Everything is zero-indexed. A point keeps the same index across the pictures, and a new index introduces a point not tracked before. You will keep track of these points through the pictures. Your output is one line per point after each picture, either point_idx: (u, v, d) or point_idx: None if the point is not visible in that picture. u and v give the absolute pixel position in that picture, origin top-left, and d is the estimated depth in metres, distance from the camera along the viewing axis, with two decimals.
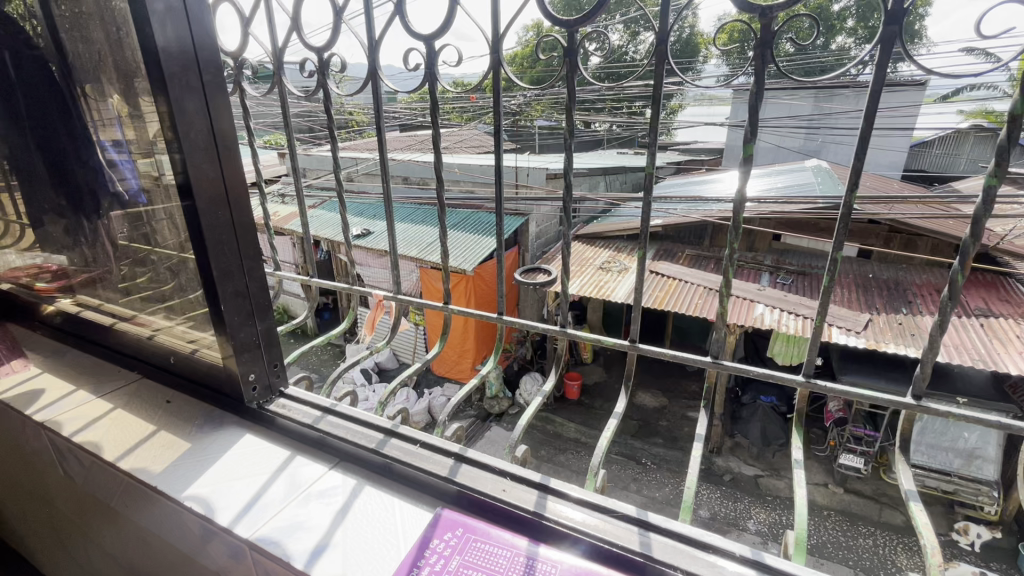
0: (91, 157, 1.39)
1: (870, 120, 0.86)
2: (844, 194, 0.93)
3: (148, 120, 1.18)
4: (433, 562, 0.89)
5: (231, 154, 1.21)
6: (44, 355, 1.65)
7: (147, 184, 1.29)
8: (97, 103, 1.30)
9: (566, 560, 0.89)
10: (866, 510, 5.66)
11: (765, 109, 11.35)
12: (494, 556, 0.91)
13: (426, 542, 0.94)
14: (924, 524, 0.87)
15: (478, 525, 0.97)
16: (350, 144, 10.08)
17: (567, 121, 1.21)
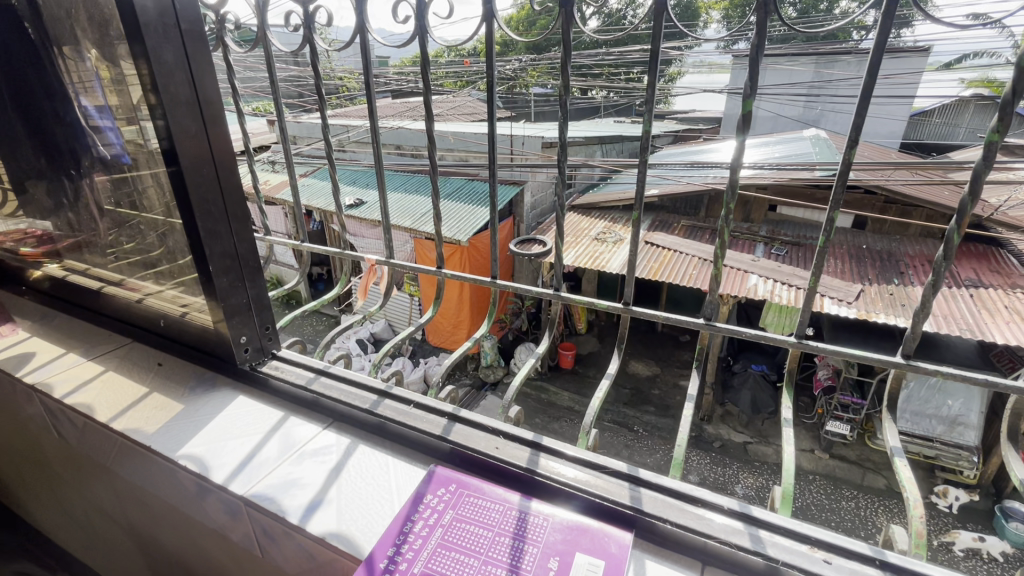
0: (72, 120, 1.34)
1: (874, 78, 0.83)
2: (843, 152, 0.91)
3: (127, 75, 1.13)
4: (426, 516, 0.91)
5: (215, 110, 1.16)
6: (33, 320, 1.64)
7: (132, 150, 1.26)
8: (75, 63, 1.25)
9: (558, 515, 0.91)
10: (850, 474, 5.83)
11: (766, 76, 11.11)
12: (487, 510, 0.92)
13: (419, 497, 0.95)
14: (908, 478, 0.90)
15: (471, 481, 0.98)
16: (341, 111, 9.83)
17: (563, 82, 1.17)
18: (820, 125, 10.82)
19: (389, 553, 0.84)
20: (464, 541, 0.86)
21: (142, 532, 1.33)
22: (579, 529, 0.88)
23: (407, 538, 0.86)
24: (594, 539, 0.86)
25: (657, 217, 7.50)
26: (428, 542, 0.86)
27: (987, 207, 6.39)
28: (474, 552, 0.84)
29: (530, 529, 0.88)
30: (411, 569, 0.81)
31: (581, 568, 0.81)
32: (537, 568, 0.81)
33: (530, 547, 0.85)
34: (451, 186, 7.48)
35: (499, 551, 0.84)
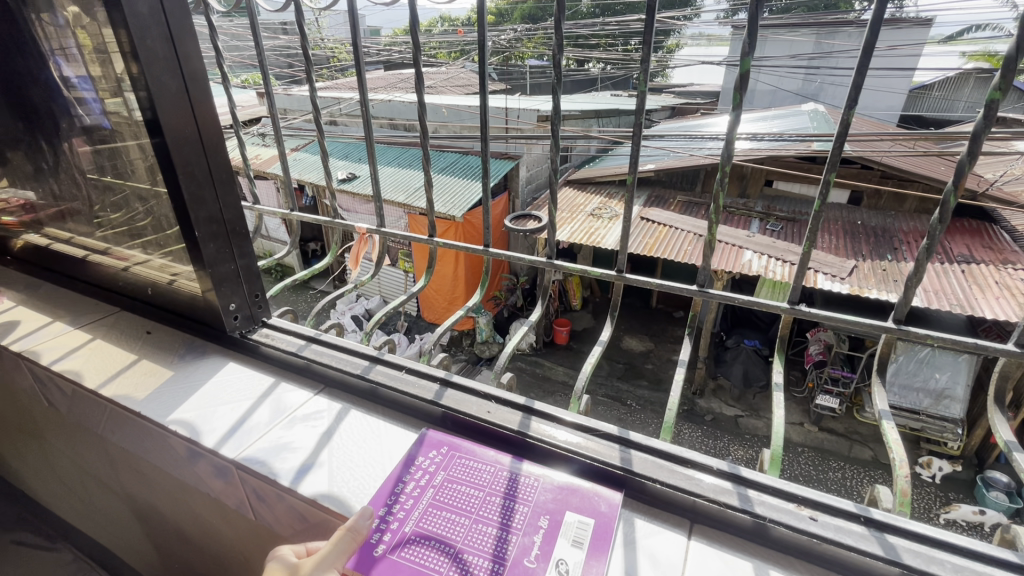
0: (52, 88, 1.30)
1: (873, 41, 0.80)
2: (840, 117, 0.89)
3: (103, 32, 1.08)
4: (418, 477, 0.91)
5: (195, 67, 1.11)
6: (18, 290, 1.62)
7: (116, 120, 1.22)
8: (53, 28, 1.21)
9: (548, 475, 0.91)
10: (838, 446, 5.96)
11: (765, 47, 10.90)
12: (478, 471, 0.93)
13: (410, 460, 0.95)
14: (895, 440, 0.91)
15: (462, 444, 0.99)
16: (331, 83, 9.60)
17: (558, 49, 1.13)
18: (819, 99, 10.68)
19: (380, 512, 0.84)
20: (455, 501, 0.87)
21: (136, 498, 1.34)
22: (568, 489, 0.89)
23: (398, 499, 0.87)
24: (584, 498, 0.87)
25: (652, 192, 7.45)
26: (420, 502, 0.87)
27: (983, 182, 6.38)
28: (465, 511, 0.85)
29: (521, 489, 0.89)
30: (402, 527, 0.82)
31: (571, 526, 0.82)
32: (527, 526, 0.82)
33: (520, 506, 0.85)
34: (445, 160, 7.38)
35: (490, 510, 0.85)
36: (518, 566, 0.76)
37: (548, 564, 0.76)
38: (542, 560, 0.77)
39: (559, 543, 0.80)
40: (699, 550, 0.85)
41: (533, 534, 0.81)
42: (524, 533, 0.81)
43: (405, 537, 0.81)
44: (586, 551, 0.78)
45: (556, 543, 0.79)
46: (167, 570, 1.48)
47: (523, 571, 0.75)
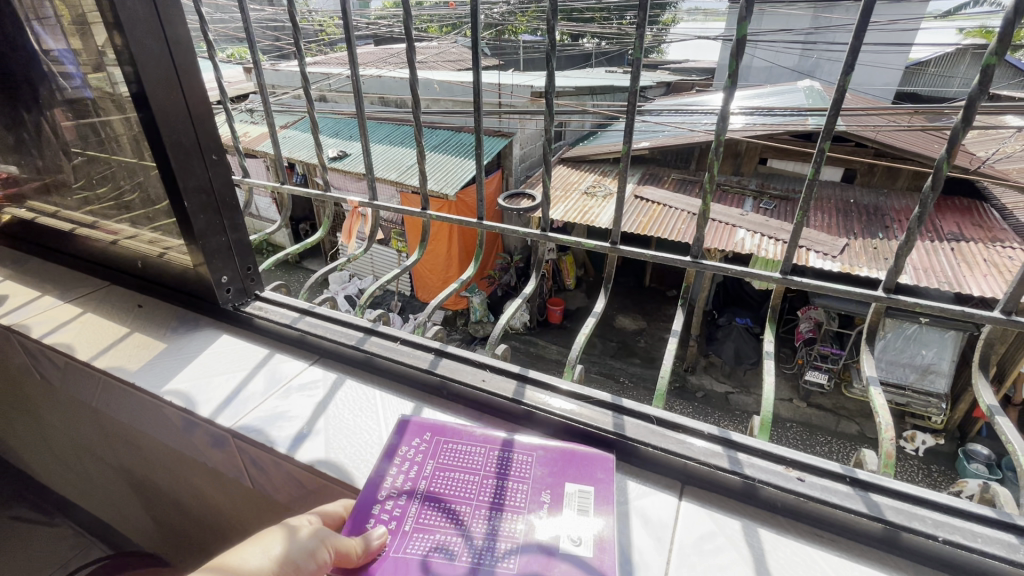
0: (31, 61, 1.27)
1: (868, 14, 0.79)
2: (834, 90, 0.88)
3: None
4: (405, 468, 0.87)
5: (179, 31, 1.07)
6: (5, 265, 1.60)
7: (99, 96, 1.20)
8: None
9: (539, 451, 0.91)
10: (825, 421, 6.09)
11: (762, 22, 10.74)
12: (470, 455, 0.91)
13: (394, 450, 0.91)
14: (881, 405, 0.93)
15: (447, 428, 0.96)
16: (320, 57, 9.37)
17: (550, 21, 1.10)
18: (815, 74, 10.58)
19: (376, 509, 0.80)
20: (452, 488, 0.84)
21: (133, 472, 1.35)
22: (561, 461, 0.89)
23: (390, 493, 0.83)
24: (581, 467, 0.88)
25: (647, 170, 7.40)
26: (415, 493, 0.83)
27: (975, 160, 6.40)
28: (464, 498, 0.83)
29: (515, 468, 0.88)
30: (402, 521, 0.78)
31: (574, 495, 0.83)
32: (532, 502, 0.82)
33: (520, 483, 0.85)
34: (438, 138, 7.27)
35: (491, 492, 0.84)
36: (531, 541, 0.76)
37: (560, 535, 0.77)
38: (553, 532, 0.77)
39: (565, 512, 0.81)
40: (690, 510, 0.87)
41: (537, 509, 0.81)
42: (531, 509, 0.81)
43: (407, 530, 0.77)
44: (593, 516, 0.79)
45: (563, 513, 0.80)
46: (167, 543, 1.50)
47: (536, 544, 0.75)
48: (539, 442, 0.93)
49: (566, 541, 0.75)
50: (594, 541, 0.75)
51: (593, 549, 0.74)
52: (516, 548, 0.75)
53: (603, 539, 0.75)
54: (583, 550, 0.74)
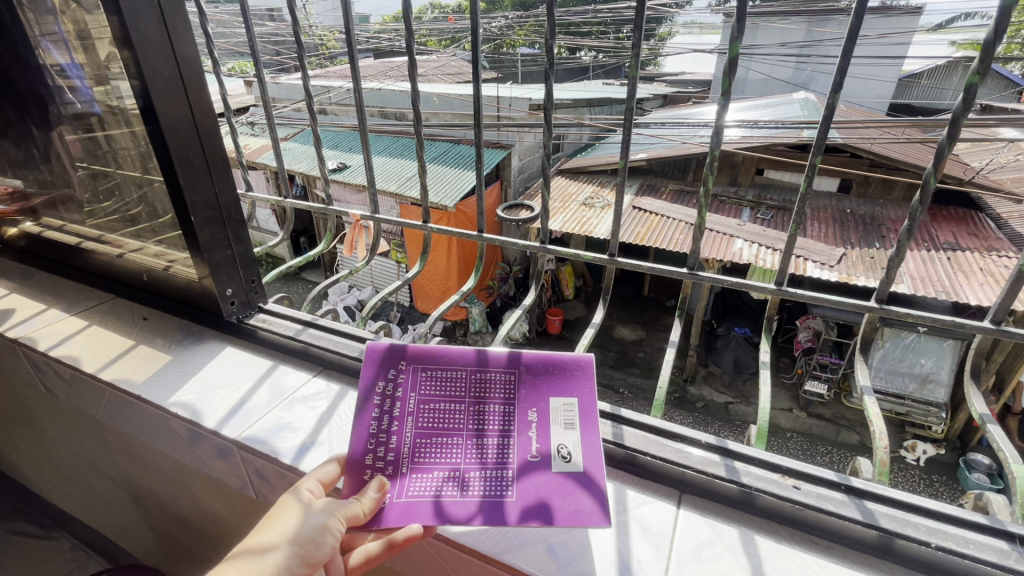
0: (39, 77, 1.30)
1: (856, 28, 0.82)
2: (826, 102, 0.90)
3: (92, 10, 1.07)
4: (391, 407, 0.91)
5: (188, 50, 1.10)
6: (11, 279, 1.61)
7: (104, 110, 1.22)
8: (39, 16, 1.20)
9: (515, 368, 0.96)
10: (825, 431, 6.08)
11: (757, 35, 10.90)
12: (449, 382, 0.94)
13: (372, 387, 0.93)
14: (875, 414, 0.94)
15: (421, 353, 0.97)
16: (322, 71, 9.48)
17: (549, 35, 1.13)
18: (810, 87, 10.72)
19: (370, 455, 0.86)
20: (438, 423, 0.90)
21: (133, 484, 1.35)
22: (538, 376, 0.95)
23: (379, 436, 0.88)
24: (558, 380, 0.94)
25: (645, 181, 7.47)
26: (404, 431, 0.89)
27: (969, 170, 6.47)
28: (452, 429, 0.90)
29: (496, 392, 0.94)
30: (398, 463, 0.85)
31: (557, 412, 0.91)
32: (520, 425, 0.90)
33: (505, 407, 0.92)
34: (437, 150, 7.33)
35: (478, 419, 0.91)
36: (525, 462, 0.85)
37: (550, 453, 0.85)
38: (544, 453, 0.86)
39: (552, 428, 0.89)
40: (688, 519, 0.88)
41: (524, 434, 0.88)
42: (519, 433, 0.89)
43: (405, 470, 0.84)
44: (578, 430, 0.88)
45: (550, 430, 0.89)
46: (167, 556, 1.50)
47: (530, 464, 0.84)
48: (512, 356, 0.97)
49: (556, 458, 0.85)
50: (580, 455, 0.85)
51: (581, 461, 0.84)
52: (513, 471, 0.84)
53: (589, 453, 0.85)
54: (573, 464, 0.84)
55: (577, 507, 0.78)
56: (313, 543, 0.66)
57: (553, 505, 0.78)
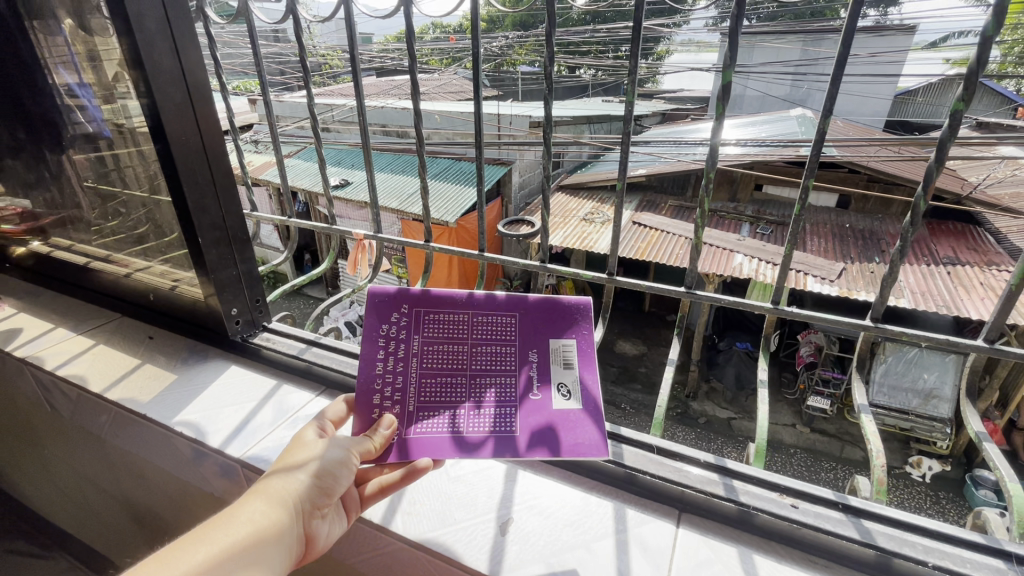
0: (49, 99, 1.33)
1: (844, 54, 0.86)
2: (817, 123, 0.95)
3: (107, 38, 1.11)
4: (395, 350, 0.91)
5: (197, 73, 1.14)
6: (18, 297, 1.63)
7: (113, 129, 1.26)
8: (52, 40, 1.24)
9: (518, 308, 0.95)
10: (829, 447, 6.04)
11: (754, 54, 11.08)
12: (452, 323, 0.94)
13: (375, 330, 0.92)
14: (872, 432, 0.95)
15: (423, 295, 0.95)
16: (325, 90, 9.64)
17: (547, 58, 1.17)
18: (806, 104, 10.87)
19: (376, 397, 0.87)
20: (442, 363, 0.91)
21: (135, 503, 1.35)
22: (541, 316, 0.94)
23: (384, 378, 0.89)
24: (559, 320, 0.94)
25: (644, 197, 7.53)
26: (410, 372, 0.90)
27: (967, 186, 6.52)
28: (455, 369, 0.90)
29: (498, 334, 0.93)
30: (404, 403, 0.87)
31: (558, 351, 0.92)
32: (522, 364, 0.91)
33: (508, 346, 0.92)
34: (439, 166, 7.41)
35: (481, 358, 0.91)
36: (528, 400, 0.87)
37: (552, 390, 0.88)
38: (546, 390, 0.89)
39: (553, 367, 0.90)
40: (687, 537, 0.89)
41: (527, 374, 0.89)
42: (522, 371, 0.90)
43: (411, 409, 0.87)
44: (577, 369, 0.90)
45: (552, 369, 0.90)
46: None
47: (532, 403, 0.87)
48: (515, 296, 0.96)
49: (557, 396, 0.88)
50: (580, 392, 0.88)
51: (580, 399, 0.87)
52: (517, 408, 0.87)
53: (589, 391, 0.88)
54: (573, 401, 0.87)
55: (579, 443, 0.82)
56: (330, 476, 0.69)
57: (556, 439, 0.83)
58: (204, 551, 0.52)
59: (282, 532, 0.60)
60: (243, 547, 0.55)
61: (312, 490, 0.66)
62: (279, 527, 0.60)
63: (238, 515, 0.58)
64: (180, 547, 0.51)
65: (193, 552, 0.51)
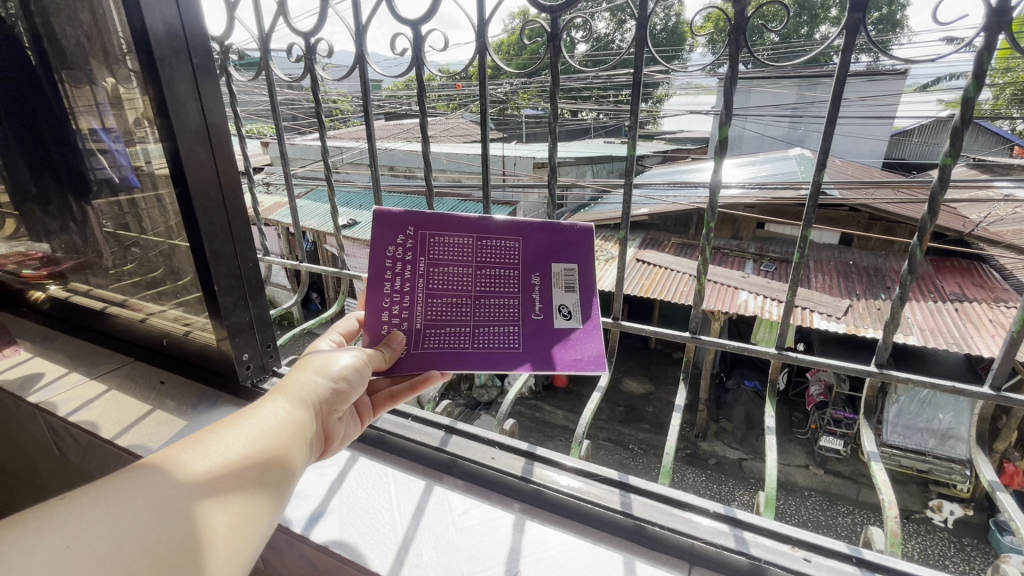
0: (76, 147, 1.40)
1: (836, 103, 0.95)
2: (815, 171, 1.01)
3: (138, 93, 1.18)
4: (401, 271, 0.99)
5: (219, 124, 1.20)
6: (35, 341, 1.67)
7: (136, 174, 1.32)
8: (82, 93, 1.31)
9: (522, 232, 1.02)
10: (845, 490, 5.86)
11: (751, 98, 11.44)
12: (457, 246, 1.01)
13: (382, 250, 0.98)
14: (883, 480, 0.99)
15: (426, 217, 1.00)
16: (336, 134, 9.97)
17: (552, 105, 1.21)
18: (804, 144, 11.12)
19: (385, 314, 0.97)
20: (447, 285, 1.00)
21: None
22: (544, 242, 1.03)
23: (392, 298, 0.98)
24: (560, 246, 1.03)
25: (648, 234, 7.63)
26: (416, 291, 0.99)
27: (968, 223, 6.58)
28: (460, 291, 1.00)
29: (503, 256, 1.02)
30: (413, 321, 0.98)
31: (560, 276, 1.02)
32: (525, 288, 1.02)
33: (511, 270, 1.02)
34: (445, 206, 7.58)
35: (485, 281, 1.01)
36: (532, 321, 1.01)
37: (553, 312, 1.01)
38: (547, 311, 1.02)
39: (555, 291, 1.02)
40: None
41: (528, 297, 1.01)
42: (525, 295, 1.01)
43: (419, 326, 0.98)
44: (578, 292, 1.02)
45: (554, 292, 1.02)
46: None
47: (533, 324, 1.00)
48: (519, 221, 1.02)
49: (559, 316, 1.01)
50: (579, 313, 1.01)
51: (580, 319, 1.01)
52: (521, 328, 1.00)
53: (586, 313, 1.02)
54: (573, 321, 1.01)
55: (576, 357, 0.97)
56: (343, 380, 0.76)
57: (555, 355, 0.98)
58: (241, 441, 0.58)
59: (306, 425, 0.66)
60: (272, 438, 0.61)
61: (327, 394, 0.73)
62: (305, 422, 0.66)
63: (264, 411, 0.64)
64: (216, 437, 0.57)
65: (227, 441, 0.57)
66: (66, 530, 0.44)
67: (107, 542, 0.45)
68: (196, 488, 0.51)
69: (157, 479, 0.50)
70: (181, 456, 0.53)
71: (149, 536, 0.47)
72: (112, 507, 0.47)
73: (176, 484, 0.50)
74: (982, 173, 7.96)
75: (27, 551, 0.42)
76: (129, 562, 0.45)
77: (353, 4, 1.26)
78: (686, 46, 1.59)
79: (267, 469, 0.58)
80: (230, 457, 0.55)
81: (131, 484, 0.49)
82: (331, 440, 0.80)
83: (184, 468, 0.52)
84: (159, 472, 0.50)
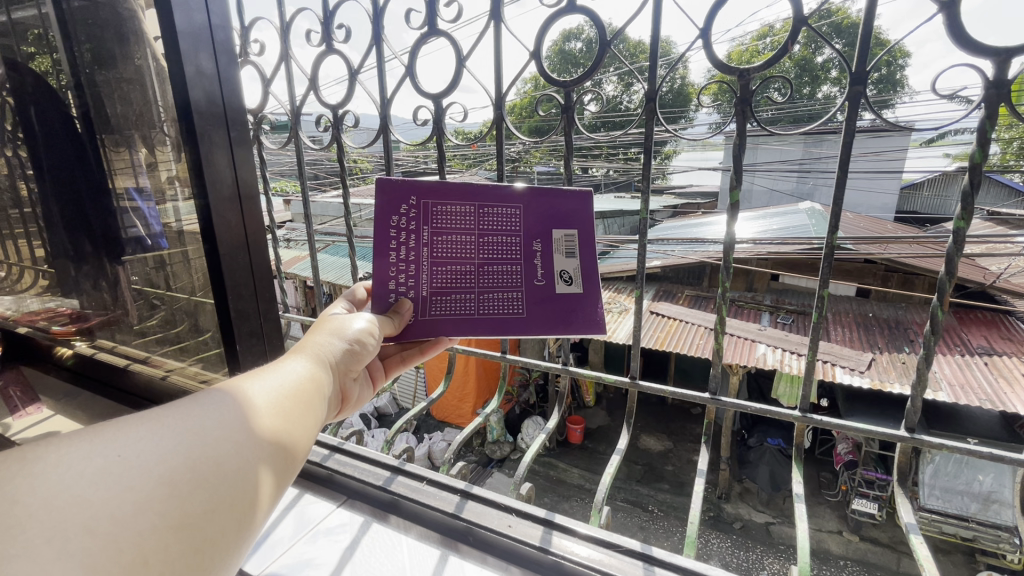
0: (110, 208, 1.46)
1: (846, 163, 0.97)
2: (828, 219, 1.01)
3: (175, 157, 1.26)
4: (405, 238, 1.02)
5: (249, 186, 1.25)
6: (57, 397, 1.72)
7: (171, 232, 1.40)
8: (124, 158, 1.39)
9: (520, 201, 1.06)
10: (883, 559, 5.49)
11: (758, 155, 11.71)
12: (458, 214, 1.04)
13: (386, 221, 1.01)
14: (924, 556, 0.94)
15: (429, 188, 1.03)
16: (357, 191, 10.34)
17: (565, 165, 1.23)
18: (814, 198, 11.24)
19: (393, 283, 1.01)
20: (450, 253, 1.04)
21: None
22: (542, 209, 1.07)
23: (399, 267, 1.02)
24: (560, 214, 1.07)
25: (661, 286, 7.62)
26: (421, 260, 1.03)
27: (989, 275, 6.47)
28: (462, 257, 1.04)
29: (505, 222, 1.06)
30: (419, 289, 1.03)
31: (560, 242, 1.07)
32: (528, 255, 1.06)
33: (513, 238, 1.06)
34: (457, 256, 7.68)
35: (488, 250, 1.05)
36: (533, 287, 1.07)
37: (554, 277, 1.07)
38: (548, 277, 1.07)
39: (557, 254, 1.07)
40: None
41: (530, 260, 1.06)
42: (529, 261, 1.06)
43: (426, 295, 1.03)
44: (578, 258, 1.07)
45: (554, 257, 1.07)
46: None
47: (536, 286, 1.06)
48: (517, 190, 1.06)
49: (560, 281, 1.07)
50: (580, 278, 1.07)
51: (580, 285, 1.07)
52: (523, 293, 1.07)
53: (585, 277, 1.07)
54: (573, 286, 1.07)
55: (575, 321, 1.06)
56: (357, 342, 0.80)
57: (556, 319, 1.06)
58: (270, 387, 0.59)
59: (325, 379, 0.69)
60: (298, 385, 0.63)
61: (341, 354, 0.75)
62: (322, 374, 0.68)
63: (285, 366, 0.65)
64: (244, 384, 0.58)
65: (263, 385, 0.59)
66: (120, 444, 0.45)
67: (159, 459, 0.46)
68: (238, 425, 0.52)
69: (198, 410, 0.51)
70: (217, 396, 0.54)
71: (199, 456, 0.48)
72: (157, 429, 0.48)
73: (218, 415, 0.52)
74: (997, 226, 7.91)
75: (88, 457, 0.43)
76: (181, 481, 0.46)
77: (379, 77, 1.36)
78: (692, 108, 1.64)
79: (296, 413, 0.60)
80: (265, 399, 0.57)
81: (174, 411, 0.50)
82: (343, 402, 0.82)
83: (221, 400, 0.54)
84: (202, 404, 0.52)
